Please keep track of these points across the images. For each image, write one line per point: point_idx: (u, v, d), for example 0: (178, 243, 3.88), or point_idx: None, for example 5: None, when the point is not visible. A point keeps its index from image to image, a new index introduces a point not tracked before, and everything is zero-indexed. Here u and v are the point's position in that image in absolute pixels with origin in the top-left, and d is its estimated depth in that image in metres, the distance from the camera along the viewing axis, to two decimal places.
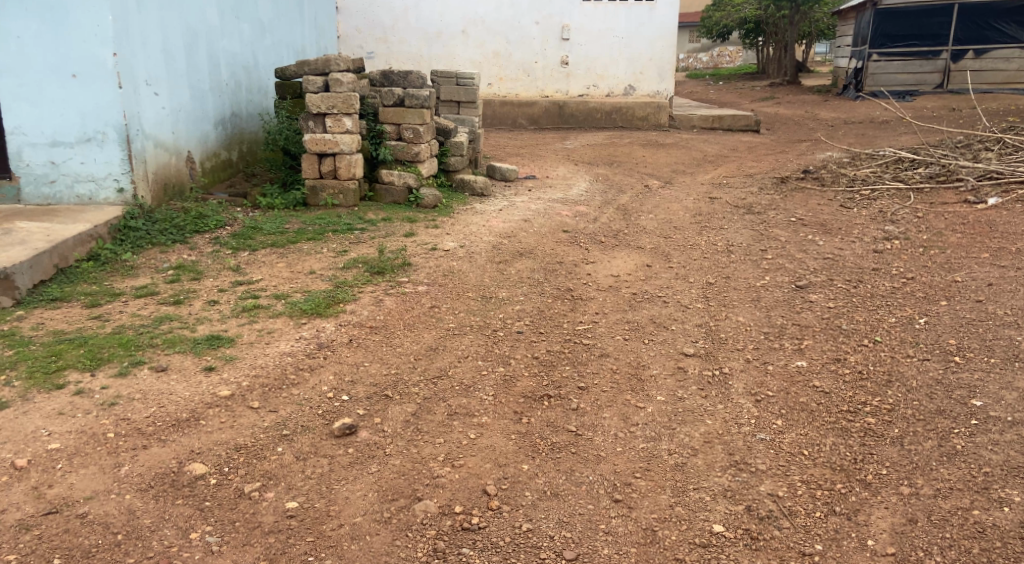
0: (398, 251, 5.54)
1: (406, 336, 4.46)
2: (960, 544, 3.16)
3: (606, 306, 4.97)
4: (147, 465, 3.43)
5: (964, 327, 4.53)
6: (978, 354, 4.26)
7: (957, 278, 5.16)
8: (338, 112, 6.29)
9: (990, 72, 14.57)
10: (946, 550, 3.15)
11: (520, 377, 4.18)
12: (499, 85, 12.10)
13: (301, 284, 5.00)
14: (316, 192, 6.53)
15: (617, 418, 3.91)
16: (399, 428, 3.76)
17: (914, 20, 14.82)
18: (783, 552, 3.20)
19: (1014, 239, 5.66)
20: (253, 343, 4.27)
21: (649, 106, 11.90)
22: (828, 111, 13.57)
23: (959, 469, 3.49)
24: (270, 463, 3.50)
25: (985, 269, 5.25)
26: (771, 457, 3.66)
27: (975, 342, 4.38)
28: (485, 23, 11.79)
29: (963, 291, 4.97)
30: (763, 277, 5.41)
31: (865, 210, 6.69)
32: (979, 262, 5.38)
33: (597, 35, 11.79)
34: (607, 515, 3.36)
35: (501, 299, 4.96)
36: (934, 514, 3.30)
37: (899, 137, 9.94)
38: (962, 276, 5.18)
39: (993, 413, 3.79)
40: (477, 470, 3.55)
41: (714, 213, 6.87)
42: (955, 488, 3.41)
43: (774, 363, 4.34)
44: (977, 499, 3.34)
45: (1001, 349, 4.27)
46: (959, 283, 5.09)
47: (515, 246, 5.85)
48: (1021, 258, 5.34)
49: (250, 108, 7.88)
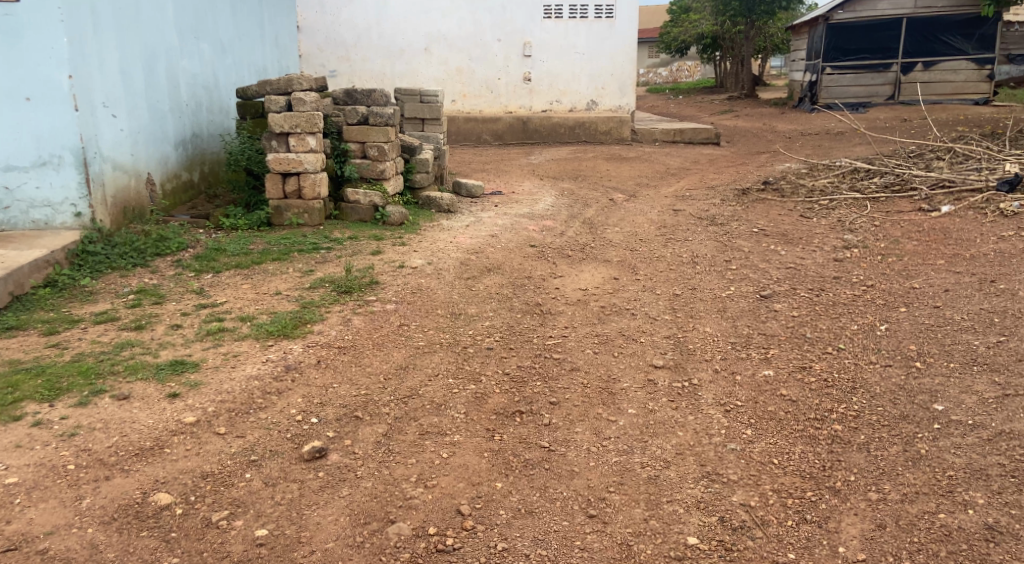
0: (365, 269, 5.48)
1: (376, 355, 4.41)
2: (928, 548, 3.20)
3: (576, 320, 4.98)
4: (109, 497, 3.34)
5: (923, 333, 4.61)
6: (938, 358, 4.34)
7: (914, 284, 5.26)
8: (302, 132, 6.22)
9: (939, 83, 14.98)
10: (914, 554, 3.19)
11: (492, 394, 4.16)
12: (463, 101, 12.10)
13: (267, 305, 4.91)
14: (280, 213, 6.42)
15: (589, 432, 3.91)
16: (371, 450, 3.71)
17: (866, 34, 15.12)
18: (756, 561, 3.22)
19: (968, 246, 5.79)
20: (217, 368, 4.18)
21: (612, 121, 11.97)
22: (786, 123, 13.81)
23: (924, 474, 3.54)
24: (238, 490, 3.43)
25: (941, 275, 5.36)
26: (742, 467, 3.68)
27: (935, 347, 4.45)
28: (449, 39, 11.80)
29: (921, 297, 5.07)
30: (727, 286, 5.47)
31: (824, 220, 6.80)
32: (935, 268, 5.49)
33: (558, 50, 11.85)
34: (583, 531, 3.35)
35: (471, 315, 4.94)
36: (902, 519, 3.34)
37: (853, 148, 10.15)
38: (919, 283, 5.28)
39: (955, 416, 3.86)
40: (450, 490, 3.52)
41: (678, 225, 6.94)
42: (921, 492, 3.45)
43: (742, 372, 4.38)
44: (942, 502, 3.39)
45: (960, 354, 4.35)
46: (917, 289, 5.20)
47: (482, 262, 5.83)
48: (974, 264, 5.47)
49: (211, 129, 7.77)
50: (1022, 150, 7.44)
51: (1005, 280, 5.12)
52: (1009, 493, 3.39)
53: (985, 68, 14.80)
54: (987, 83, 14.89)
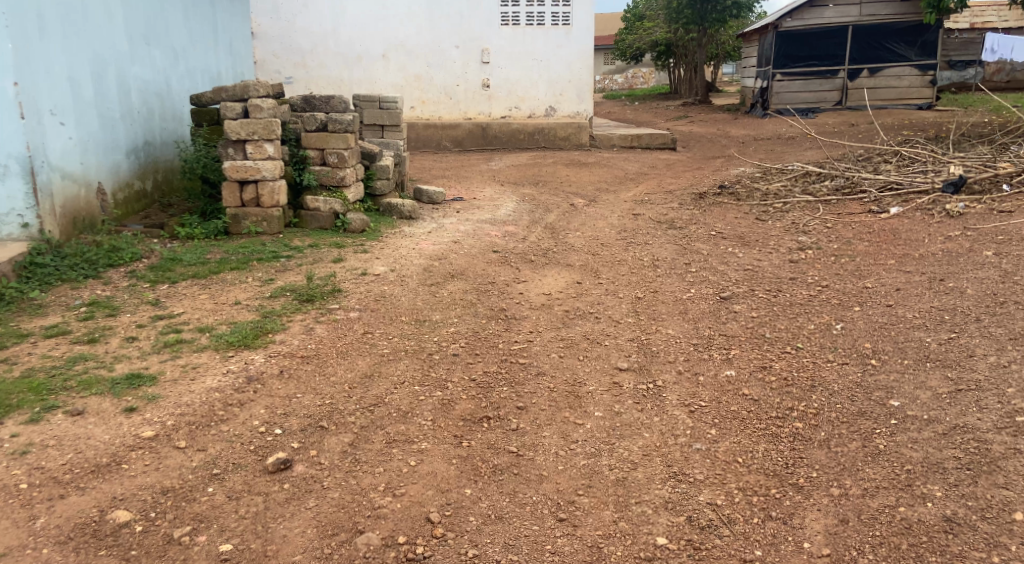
0: (327, 278, 5.40)
1: (340, 364, 4.34)
2: (890, 541, 3.24)
3: (541, 324, 4.97)
4: (64, 516, 3.22)
5: (878, 331, 4.70)
6: (892, 356, 4.41)
7: (867, 285, 5.35)
8: (259, 138, 6.12)
9: (884, 89, 15.34)
10: (877, 548, 3.22)
11: (459, 400, 4.12)
12: (422, 108, 12.04)
13: (226, 315, 4.80)
14: (238, 221, 6.30)
15: (557, 436, 3.90)
16: (337, 460, 3.65)
17: (814, 41, 15.44)
18: (724, 559, 3.23)
19: (917, 246, 5.92)
20: (176, 381, 4.07)
21: (571, 126, 12.06)
22: (739, 128, 14.04)
23: (884, 468, 3.58)
24: (200, 505, 3.34)
25: (893, 275, 5.46)
26: (708, 466, 3.69)
27: (889, 345, 4.53)
28: (406, 46, 11.75)
29: (873, 296, 5.16)
30: (688, 289, 5.51)
31: (779, 222, 6.91)
32: (886, 268, 5.59)
33: (516, 57, 11.88)
34: (553, 535, 3.33)
35: (436, 322, 4.90)
36: (863, 513, 3.38)
37: (804, 152, 10.34)
38: (872, 283, 5.38)
39: (910, 412, 3.91)
40: (420, 497, 3.48)
41: (638, 229, 6.99)
42: (881, 486, 3.49)
43: (704, 373, 4.41)
44: (902, 496, 3.43)
45: (913, 351, 4.43)
46: (869, 289, 5.29)
47: (446, 268, 5.79)
48: (923, 263, 5.57)
49: (164, 136, 7.60)
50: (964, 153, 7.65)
51: (954, 278, 5.24)
52: (966, 484, 3.43)
53: (927, 74, 15.05)
54: (929, 88, 15.13)
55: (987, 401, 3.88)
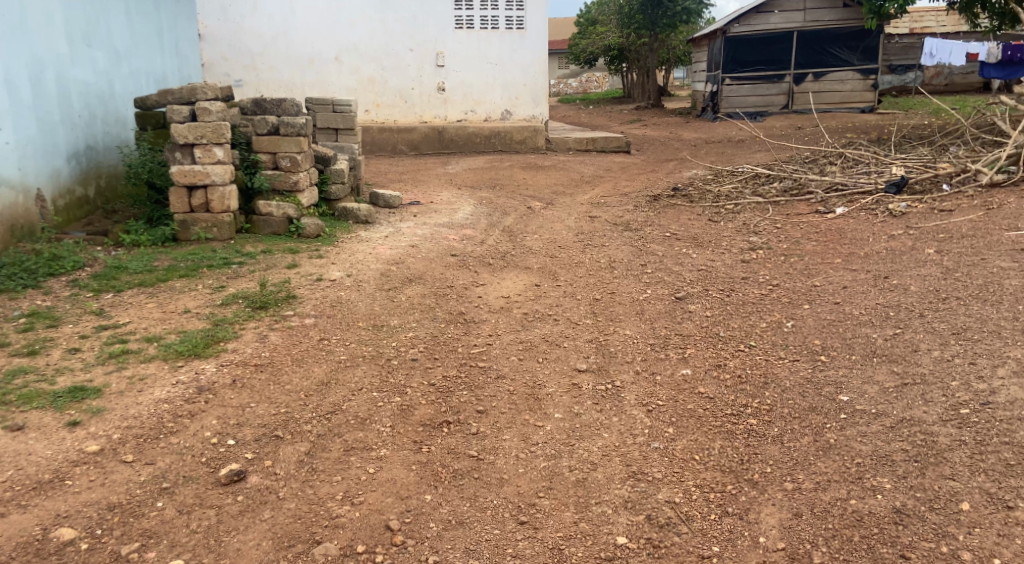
0: (281, 284, 5.28)
1: (295, 372, 4.23)
2: (842, 533, 3.25)
3: (500, 327, 4.92)
4: (6, 535, 3.13)
5: (827, 328, 4.69)
6: (841, 352, 4.39)
7: (815, 283, 5.38)
8: (208, 142, 5.99)
9: (828, 92, 15.68)
10: (829, 540, 3.23)
11: (418, 405, 4.05)
12: (377, 111, 11.90)
13: (175, 324, 4.65)
14: (187, 227, 6.11)
15: (518, 439, 3.85)
16: (293, 470, 3.56)
17: (761, 47, 15.66)
18: (683, 556, 3.23)
19: (862, 245, 5.97)
20: (122, 393, 3.91)
21: (527, 130, 12.05)
22: (689, 131, 14.19)
23: (834, 462, 3.58)
24: (149, 520, 3.24)
25: (840, 273, 5.48)
26: (666, 465, 3.68)
27: (837, 341, 4.51)
28: (359, 49, 11.62)
29: (822, 294, 5.18)
30: (644, 289, 5.52)
31: (730, 223, 6.97)
32: (833, 267, 5.64)
33: (471, 61, 11.87)
34: (514, 538, 3.30)
35: (394, 327, 4.82)
36: (816, 506, 3.38)
37: (753, 155, 10.48)
38: (820, 281, 5.41)
39: (859, 406, 3.91)
40: (379, 505, 3.42)
41: (594, 231, 6.98)
42: (833, 480, 3.49)
43: (661, 373, 4.40)
44: (852, 489, 3.43)
45: (861, 346, 4.41)
46: (818, 287, 5.32)
47: (404, 272, 5.71)
48: (869, 262, 5.62)
49: (108, 140, 7.37)
50: (905, 155, 7.80)
51: (898, 275, 5.24)
52: (914, 476, 3.43)
53: (869, 77, 15.37)
54: (870, 92, 15.47)
55: (932, 395, 3.87)
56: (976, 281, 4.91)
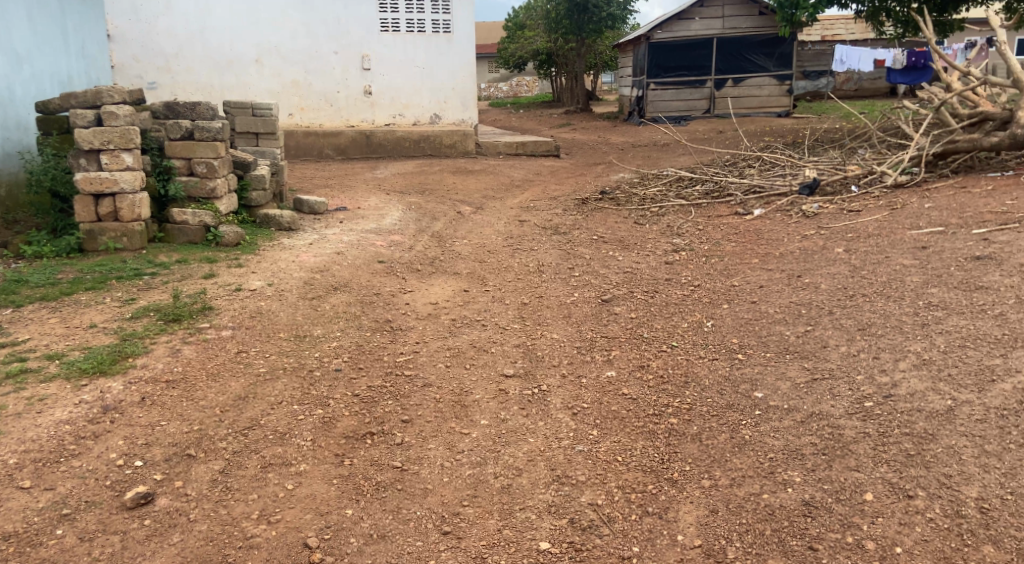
0: (196, 294, 5.10)
1: (210, 387, 4.06)
2: (754, 528, 3.25)
3: (427, 334, 4.82)
4: None
5: (744, 326, 4.70)
6: (756, 349, 4.40)
7: (734, 283, 5.42)
8: (116, 148, 5.74)
9: (746, 98, 15.96)
10: (743, 535, 3.23)
11: (341, 417, 3.93)
12: (301, 115, 11.65)
13: (79, 340, 4.44)
14: (94, 237, 5.87)
15: (443, 448, 3.76)
16: (205, 490, 3.42)
17: (682, 53, 15.91)
18: (604, 558, 3.19)
19: (777, 244, 6.05)
20: (20, 415, 3.71)
21: (456, 134, 11.92)
22: (617, 135, 14.29)
23: (749, 457, 3.58)
24: (47, 550, 3.09)
25: (757, 273, 5.51)
26: (590, 467, 3.64)
27: (754, 339, 4.53)
28: (281, 52, 11.38)
29: (740, 293, 5.21)
30: (572, 293, 5.48)
31: (656, 225, 7.00)
32: (750, 267, 5.68)
33: (398, 65, 11.75)
34: (436, 550, 3.22)
35: (317, 337, 4.69)
36: (732, 502, 3.38)
37: (679, 158, 10.59)
38: (738, 281, 5.45)
39: (772, 402, 3.90)
40: (297, 523, 3.30)
41: (524, 235, 6.93)
42: (747, 475, 3.49)
43: (587, 375, 4.36)
44: (765, 483, 3.43)
45: (775, 343, 4.42)
46: (736, 287, 5.35)
47: (328, 280, 5.57)
48: (784, 261, 5.67)
49: (7, 147, 7.05)
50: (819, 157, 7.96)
51: (809, 274, 5.27)
52: (821, 469, 3.43)
53: (785, 83, 15.72)
54: (786, 97, 15.82)
55: (840, 389, 3.86)
56: (879, 278, 4.93)
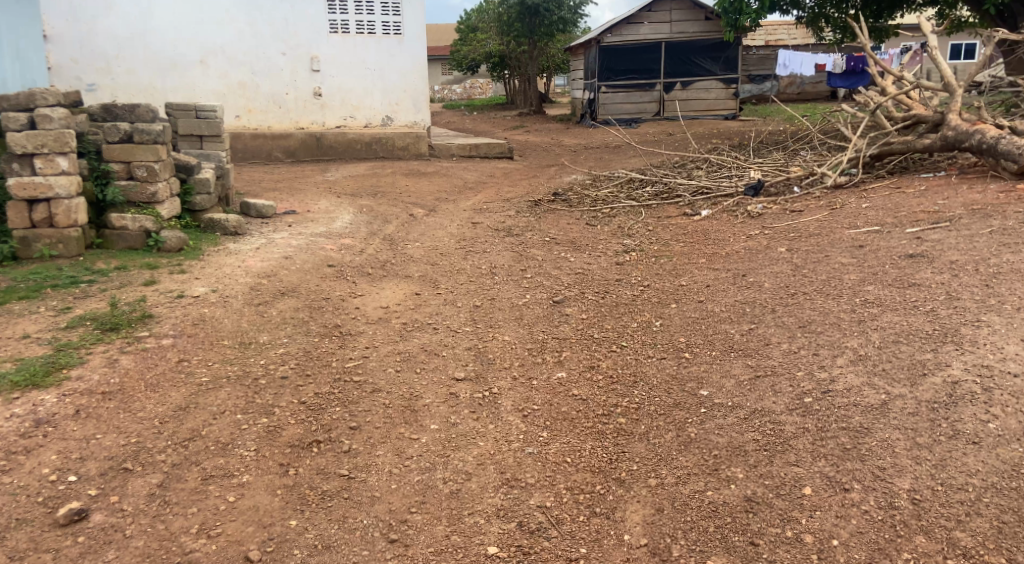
0: (136, 302, 5.00)
1: (149, 398, 3.98)
2: (699, 525, 3.28)
3: (377, 339, 4.79)
4: None
5: (692, 325, 4.75)
6: (703, 348, 4.44)
7: (682, 282, 5.47)
8: (50, 152, 5.62)
9: (694, 100, 16.13)
10: (687, 533, 3.25)
11: (286, 425, 3.88)
12: (248, 117, 11.49)
13: (12, 351, 4.32)
14: (28, 244, 5.74)
15: (391, 454, 3.74)
16: (142, 504, 3.35)
17: (631, 56, 16.07)
18: (551, 560, 3.19)
19: (725, 244, 6.12)
20: None
21: (408, 136, 11.88)
22: (569, 136, 14.35)
23: (694, 456, 3.61)
24: None
25: (703, 273, 5.56)
26: (539, 469, 3.64)
27: (700, 338, 4.57)
28: (227, 52, 11.20)
29: (687, 293, 5.26)
30: (523, 294, 5.48)
31: (607, 227, 7.03)
32: (698, 267, 5.74)
33: (348, 66, 11.70)
34: (382, 558, 3.20)
35: (263, 344, 4.62)
36: (676, 500, 3.41)
37: (630, 160, 10.67)
38: (686, 280, 5.50)
39: (717, 400, 3.94)
40: (238, 536, 3.25)
41: (477, 237, 6.92)
42: (692, 472, 3.53)
43: (538, 377, 4.36)
44: (709, 480, 3.47)
45: (721, 342, 4.46)
46: (684, 286, 5.40)
47: (275, 285, 5.50)
48: (731, 261, 5.74)
49: None
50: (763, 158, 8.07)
51: (753, 274, 5.33)
52: (763, 465, 3.47)
53: (731, 86, 15.92)
54: (733, 100, 16.00)
55: (781, 385, 3.91)
56: (819, 277, 5.00)
